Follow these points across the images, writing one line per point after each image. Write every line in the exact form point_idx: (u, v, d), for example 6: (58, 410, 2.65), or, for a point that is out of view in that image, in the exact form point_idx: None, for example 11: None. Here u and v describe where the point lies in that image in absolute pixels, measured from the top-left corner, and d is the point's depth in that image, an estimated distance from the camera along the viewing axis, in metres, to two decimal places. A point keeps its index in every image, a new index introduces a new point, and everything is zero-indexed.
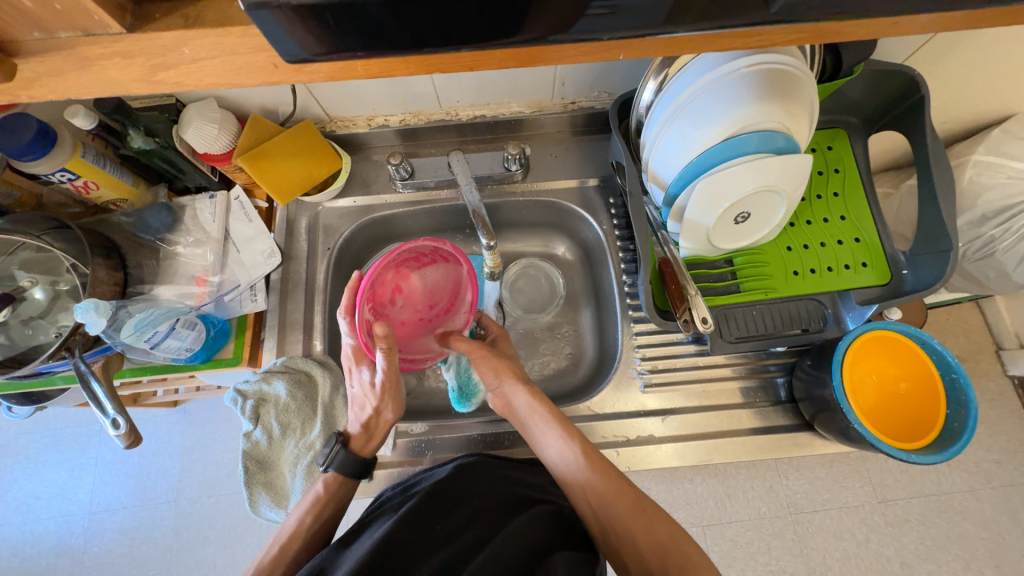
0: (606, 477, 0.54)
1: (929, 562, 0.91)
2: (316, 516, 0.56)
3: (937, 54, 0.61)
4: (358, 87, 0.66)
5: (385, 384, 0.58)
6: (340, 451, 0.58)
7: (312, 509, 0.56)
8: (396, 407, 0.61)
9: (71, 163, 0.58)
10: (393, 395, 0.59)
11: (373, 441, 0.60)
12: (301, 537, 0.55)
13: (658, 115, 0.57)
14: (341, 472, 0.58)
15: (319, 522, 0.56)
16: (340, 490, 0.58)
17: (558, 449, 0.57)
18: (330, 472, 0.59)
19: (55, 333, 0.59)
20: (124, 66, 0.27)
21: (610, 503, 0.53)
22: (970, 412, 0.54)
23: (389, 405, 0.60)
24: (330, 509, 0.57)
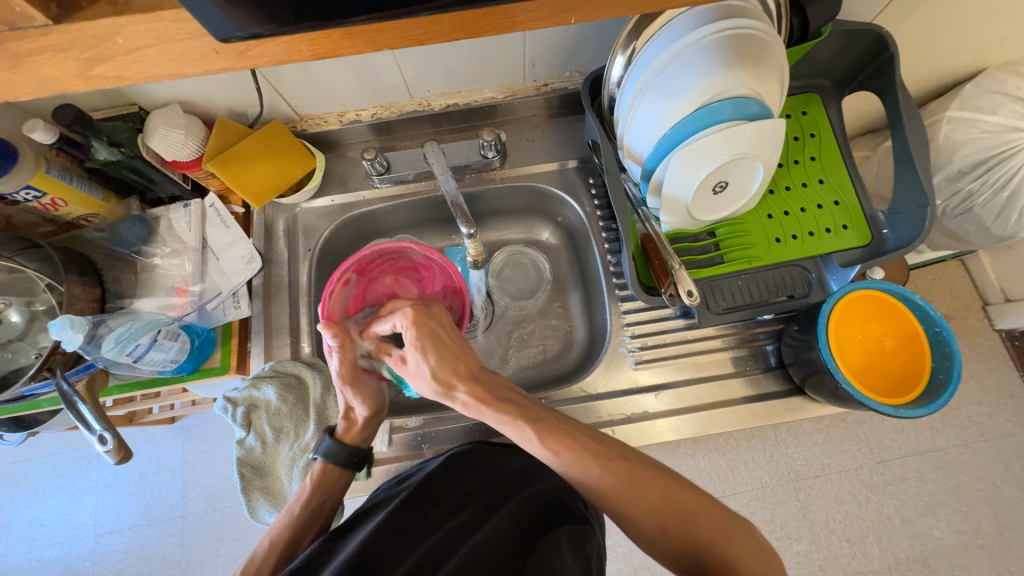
0: (569, 439, 0.50)
1: (929, 517, 0.93)
2: (304, 506, 0.55)
3: (905, 10, 0.61)
4: (324, 83, 0.65)
5: (348, 372, 0.58)
6: (326, 440, 0.57)
7: (301, 499, 0.55)
8: (370, 400, 0.59)
9: (35, 180, 0.57)
10: (355, 389, 0.58)
11: (355, 428, 0.59)
12: (289, 528, 0.54)
13: (630, 89, 0.56)
14: (329, 460, 0.57)
15: (307, 513, 0.55)
16: (333, 480, 0.57)
17: (508, 427, 0.51)
18: (320, 461, 0.57)
19: (35, 355, 0.58)
20: (56, 61, 0.26)
21: (581, 463, 0.48)
22: (955, 362, 0.55)
23: (358, 398, 0.58)
24: (317, 497, 0.56)
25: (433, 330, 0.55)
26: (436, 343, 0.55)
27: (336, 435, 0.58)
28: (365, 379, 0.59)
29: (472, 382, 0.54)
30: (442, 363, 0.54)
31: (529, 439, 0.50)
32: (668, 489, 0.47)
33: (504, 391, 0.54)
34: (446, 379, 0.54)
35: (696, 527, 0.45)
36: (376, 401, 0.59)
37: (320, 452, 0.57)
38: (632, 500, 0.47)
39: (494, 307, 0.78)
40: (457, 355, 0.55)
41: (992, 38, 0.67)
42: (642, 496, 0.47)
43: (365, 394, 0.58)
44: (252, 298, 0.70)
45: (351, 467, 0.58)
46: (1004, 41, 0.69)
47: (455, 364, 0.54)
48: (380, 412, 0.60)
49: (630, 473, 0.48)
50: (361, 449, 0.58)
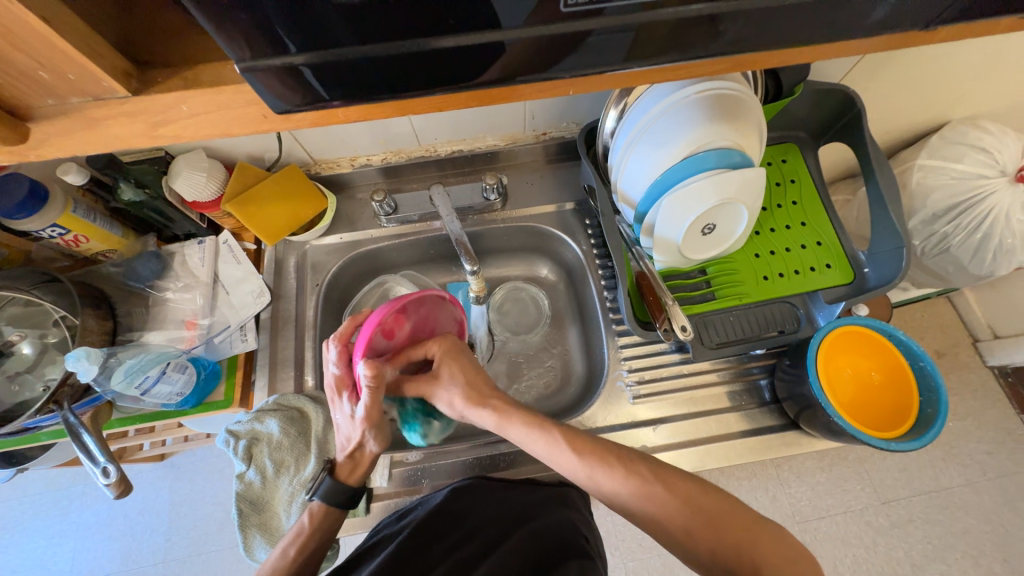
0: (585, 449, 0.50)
1: (938, 562, 0.91)
2: (299, 549, 0.53)
3: (869, 73, 0.67)
4: (340, 131, 0.70)
5: (369, 416, 0.55)
6: (327, 479, 0.56)
7: (298, 540, 0.54)
8: (383, 440, 0.57)
9: (62, 218, 0.60)
10: (379, 431, 0.56)
11: (359, 470, 0.58)
12: (283, 569, 0.52)
13: (622, 139, 0.61)
14: (326, 502, 0.55)
15: (302, 556, 0.53)
16: (329, 521, 0.56)
17: (536, 446, 0.52)
18: (316, 501, 0.56)
19: (42, 388, 0.59)
20: (127, 123, 0.29)
21: (600, 478, 0.48)
22: (941, 397, 0.57)
23: (374, 438, 0.56)
24: (314, 541, 0.54)
25: (463, 360, 0.60)
26: (471, 370, 0.59)
27: (336, 475, 0.57)
28: (387, 421, 0.57)
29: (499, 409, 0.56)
30: (477, 387, 0.58)
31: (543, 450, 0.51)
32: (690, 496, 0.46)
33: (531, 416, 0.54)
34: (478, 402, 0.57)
35: (726, 534, 0.43)
36: (387, 443, 0.58)
37: (317, 493, 0.56)
38: (655, 508, 0.46)
39: (495, 341, 0.80)
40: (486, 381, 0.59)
41: (951, 97, 0.74)
42: (666, 505, 0.45)
43: (382, 434, 0.57)
44: (259, 331, 0.72)
45: (349, 507, 0.56)
46: (963, 99, 0.75)
47: (481, 386, 0.58)
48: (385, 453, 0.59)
49: (653, 480, 0.47)
50: (361, 491, 0.57)
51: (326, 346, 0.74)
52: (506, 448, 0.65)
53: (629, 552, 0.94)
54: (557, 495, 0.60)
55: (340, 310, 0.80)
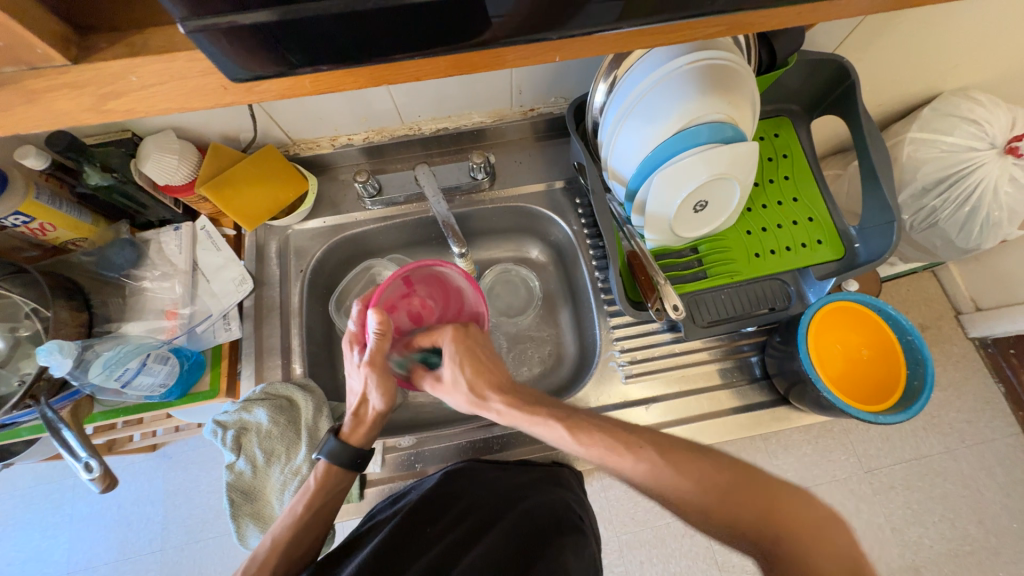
0: (601, 434, 0.50)
1: (918, 526, 0.94)
2: (307, 507, 0.53)
3: (864, 42, 0.65)
4: (319, 109, 0.67)
5: (374, 363, 0.55)
6: (330, 440, 0.55)
7: (305, 499, 0.53)
8: (384, 396, 0.56)
9: (25, 206, 0.57)
10: (380, 381, 0.55)
11: (362, 427, 0.57)
12: (291, 529, 0.51)
13: (612, 114, 0.59)
14: (332, 461, 0.54)
15: (310, 514, 0.52)
16: (336, 481, 0.55)
17: (544, 429, 0.53)
18: (322, 461, 0.55)
19: (17, 382, 0.57)
20: (72, 97, 0.27)
21: (614, 459, 0.48)
22: (928, 369, 0.58)
23: (376, 390, 0.56)
24: (320, 499, 0.53)
25: (470, 346, 0.61)
26: (476, 356, 0.60)
27: (340, 435, 0.56)
28: (390, 371, 0.56)
29: (503, 389, 0.57)
30: (477, 372, 0.58)
31: (557, 435, 0.51)
32: (699, 474, 0.45)
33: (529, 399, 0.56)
34: (481, 389, 0.58)
35: (740, 511, 0.42)
36: (389, 400, 0.56)
37: (322, 452, 0.55)
38: (670, 489, 0.45)
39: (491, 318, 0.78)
40: (490, 372, 0.59)
41: (944, 66, 0.73)
42: (678, 484, 0.45)
43: (384, 388, 0.56)
44: (243, 320, 0.70)
45: (354, 469, 0.55)
46: (955, 70, 0.74)
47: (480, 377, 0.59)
48: (388, 412, 0.58)
49: (665, 461, 0.46)
50: (365, 451, 0.56)
51: (313, 333, 0.73)
52: (499, 430, 0.65)
53: (621, 526, 0.96)
54: (550, 474, 0.60)
55: (326, 296, 0.78)
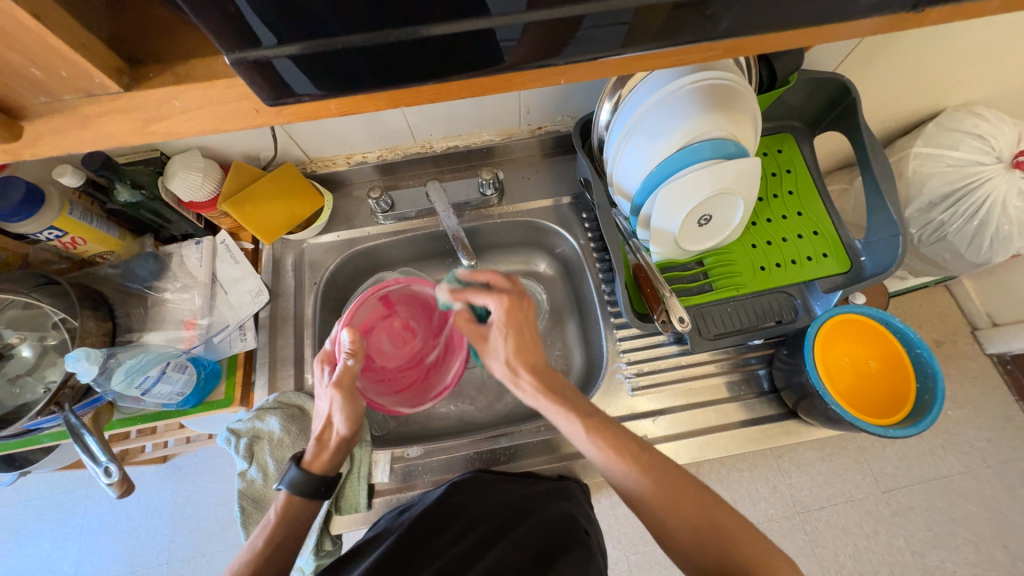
0: (607, 442, 0.48)
1: (940, 549, 0.91)
2: (267, 542, 0.51)
3: (864, 62, 0.67)
4: (336, 129, 0.70)
5: (344, 383, 0.54)
6: (292, 469, 0.54)
7: (265, 533, 0.52)
8: (348, 421, 0.54)
9: (59, 220, 0.60)
10: (345, 403, 0.54)
11: (324, 454, 0.55)
12: (249, 563, 0.50)
13: (617, 131, 0.61)
14: (293, 491, 0.53)
15: (271, 548, 0.51)
16: (299, 510, 0.54)
17: (565, 419, 0.51)
18: (284, 492, 0.54)
19: (43, 389, 0.59)
20: (120, 120, 0.30)
21: (619, 468, 0.48)
22: (937, 383, 0.57)
23: (340, 414, 0.54)
24: (282, 533, 0.52)
25: (521, 319, 0.55)
26: (529, 333, 0.55)
27: (302, 464, 0.55)
28: (357, 394, 0.55)
29: (537, 369, 0.53)
30: (521, 349, 0.54)
31: (579, 431, 0.50)
32: (704, 509, 0.45)
33: (564, 386, 0.53)
34: (517, 363, 0.53)
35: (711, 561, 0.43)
36: (354, 425, 0.54)
37: (284, 483, 0.54)
38: (672, 516, 0.45)
39: None
40: (533, 346, 0.55)
41: (946, 83, 0.74)
42: (680, 514, 0.45)
43: (351, 411, 0.54)
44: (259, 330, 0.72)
45: (318, 497, 0.54)
46: (956, 86, 0.75)
47: (528, 350, 0.54)
48: (353, 438, 0.56)
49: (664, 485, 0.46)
50: (329, 478, 0.55)
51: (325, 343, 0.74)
52: (505, 441, 0.66)
53: (631, 545, 0.94)
54: (557, 487, 0.60)
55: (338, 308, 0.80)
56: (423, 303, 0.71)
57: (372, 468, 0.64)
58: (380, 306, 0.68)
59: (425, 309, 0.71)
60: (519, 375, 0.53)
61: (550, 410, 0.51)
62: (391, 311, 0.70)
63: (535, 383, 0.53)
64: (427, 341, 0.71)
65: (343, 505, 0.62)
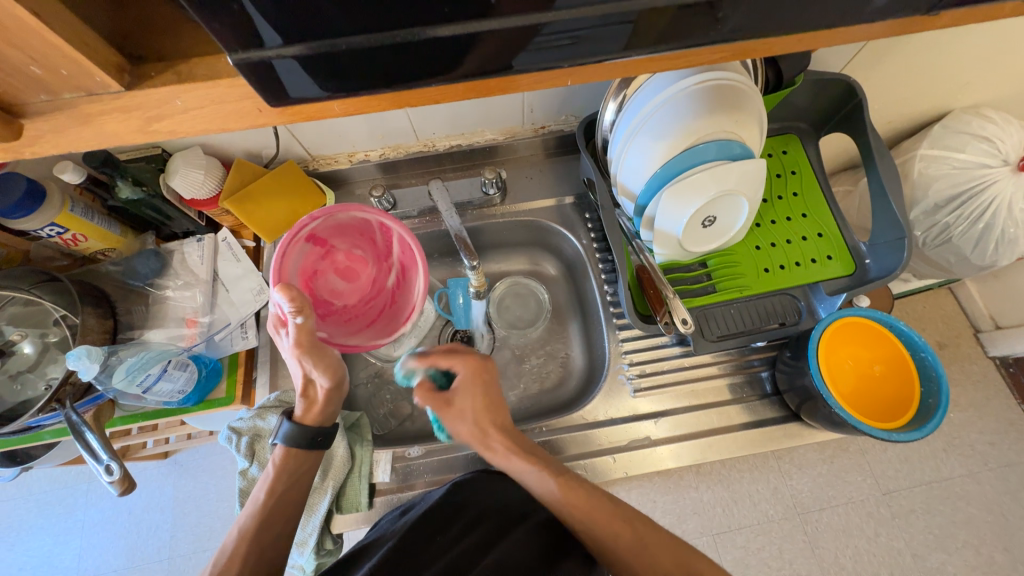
0: (578, 502, 0.49)
1: (940, 552, 0.91)
2: (269, 493, 0.52)
3: (871, 62, 0.66)
4: (338, 127, 0.69)
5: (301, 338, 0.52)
6: (285, 423, 0.54)
7: (265, 486, 0.52)
8: (326, 372, 0.53)
9: (60, 217, 0.60)
10: (314, 358, 0.52)
11: (315, 407, 0.55)
12: (255, 516, 0.51)
13: (622, 131, 0.60)
14: (289, 445, 0.53)
15: (273, 499, 0.52)
16: (299, 463, 0.54)
17: (534, 474, 0.52)
18: (280, 446, 0.54)
19: (44, 386, 0.59)
20: (122, 119, 0.29)
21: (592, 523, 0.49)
22: (942, 386, 0.57)
23: (315, 367, 0.52)
24: (284, 484, 0.53)
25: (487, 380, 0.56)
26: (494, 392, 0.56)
27: (295, 418, 0.55)
28: (324, 346, 0.53)
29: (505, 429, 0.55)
30: (486, 407, 0.55)
31: (548, 488, 0.50)
32: (684, 563, 0.46)
33: (530, 445, 0.54)
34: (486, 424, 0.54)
35: None
36: (334, 374, 0.53)
37: (279, 438, 0.54)
38: (649, 566, 0.46)
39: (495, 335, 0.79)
40: (498, 407, 0.56)
41: (954, 85, 0.73)
42: (656, 561, 0.46)
43: (327, 360, 0.53)
44: (260, 328, 0.72)
45: (315, 448, 0.55)
46: (964, 88, 0.75)
47: (495, 411, 0.55)
48: (340, 386, 0.55)
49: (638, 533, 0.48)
50: (323, 428, 0.55)
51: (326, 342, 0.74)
52: None
53: None
54: None
55: None
56: (358, 226, 0.63)
57: (372, 467, 0.64)
58: (314, 248, 0.61)
59: (363, 233, 0.64)
60: (489, 436, 0.54)
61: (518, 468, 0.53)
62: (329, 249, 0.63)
63: (504, 443, 0.54)
64: (381, 265, 0.65)
65: (344, 504, 0.62)
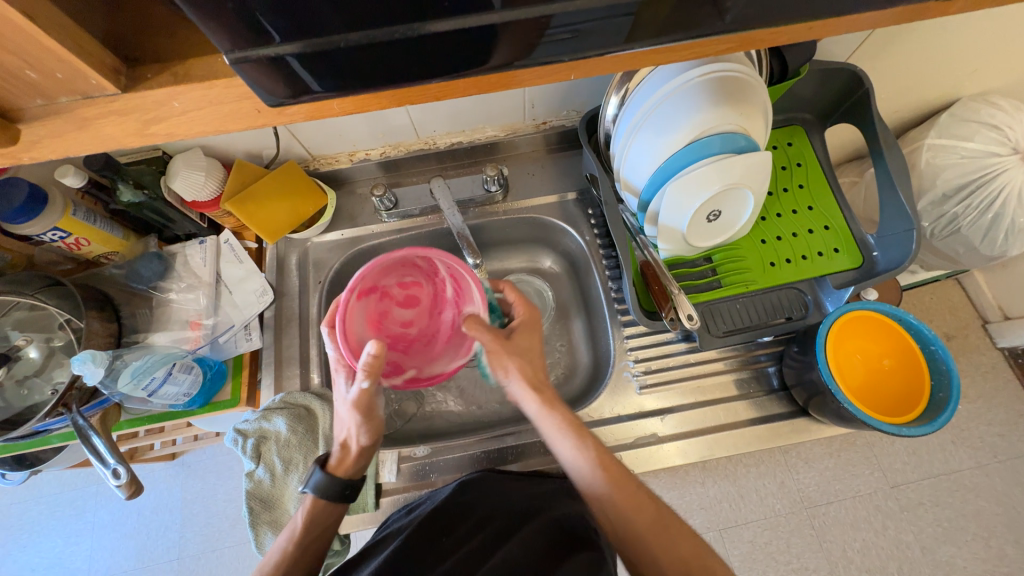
0: (611, 474, 0.49)
1: (949, 545, 0.91)
2: (294, 543, 0.51)
3: (878, 51, 0.65)
4: (338, 126, 0.69)
5: (362, 401, 0.51)
6: (317, 472, 0.53)
7: (293, 536, 0.51)
8: (372, 433, 0.54)
9: (62, 222, 0.60)
10: (364, 421, 0.52)
11: (350, 459, 0.54)
12: (277, 565, 0.50)
13: (624, 125, 0.60)
14: (321, 496, 0.52)
15: (298, 550, 0.51)
16: (326, 513, 0.53)
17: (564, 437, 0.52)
18: (310, 495, 0.54)
19: (50, 391, 0.59)
20: (119, 122, 0.29)
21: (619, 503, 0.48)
22: (954, 380, 0.56)
23: (363, 428, 0.53)
24: (310, 538, 0.52)
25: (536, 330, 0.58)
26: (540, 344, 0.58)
27: (327, 467, 0.54)
28: (377, 411, 0.54)
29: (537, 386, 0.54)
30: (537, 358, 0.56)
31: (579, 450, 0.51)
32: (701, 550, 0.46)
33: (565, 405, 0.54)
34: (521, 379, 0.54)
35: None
36: (377, 435, 0.55)
37: (310, 486, 0.53)
38: (668, 550, 0.46)
39: None
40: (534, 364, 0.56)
41: (962, 72, 0.72)
42: (676, 548, 0.46)
43: (371, 425, 0.54)
44: (263, 330, 0.72)
45: (343, 500, 0.54)
46: (972, 75, 0.73)
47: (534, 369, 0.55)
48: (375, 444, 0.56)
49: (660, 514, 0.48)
50: (352, 481, 0.54)
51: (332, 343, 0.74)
52: (512, 440, 0.65)
53: None
54: (565, 486, 0.60)
55: None
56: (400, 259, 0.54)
57: (379, 468, 0.63)
58: (370, 300, 0.53)
59: (405, 262, 0.54)
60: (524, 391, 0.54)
61: (550, 427, 0.53)
62: (382, 289, 0.54)
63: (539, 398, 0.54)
64: (435, 280, 0.56)
65: (350, 504, 0.62)
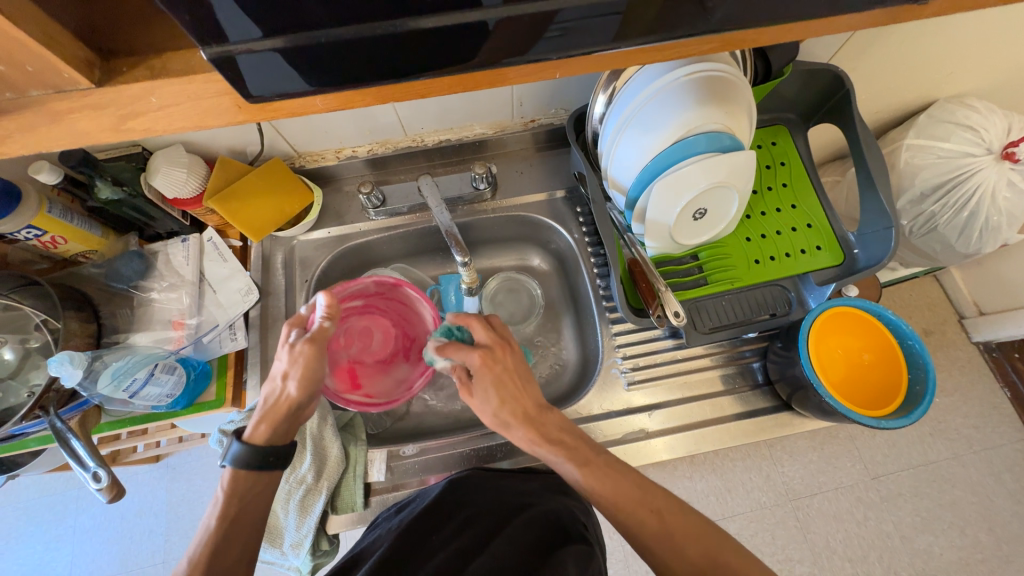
0: (612, 486, 0.48)
1: (927, 533, 0.93)
2: (221, 518, 0.49)
3: (859, 52, 0.66)
4: (324, 123, 0.68)
5: (309, 350, 0.50)
6: (235, 444, 0.50)
7: (219, 509, 0.49)
8: (303, 385, 0.50)
9: (37, 219, 0.58)
10: (309, 363, 0.50)
11: (268, 423, 0.51)
12: (207, 543, 0.48)
13: (612, 124, 0.60)
14: (238, 466, 0.49)
15: (227, 524, 0.48)
16: (249, 484, 0.50)
17: (564, 464, 0.50)
18: (229, 468, 0.50)
19: (27, 394, 0.58)
20: (93, 117, 0.28)
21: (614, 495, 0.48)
22: (929, 374, 0.58)
23: (297, 375, 0.50)
24: (236, 507, 0.49)
25: (499, 373, 0.52)
26: (512, 381, 0.52)
27: (245, 438, 0.51)
28: (324, 358, 0.52)
29: (529, 420, 0.51)
30: (507, 400, 0.52)
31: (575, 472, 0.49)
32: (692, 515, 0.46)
33: (559, 431, 0.52)
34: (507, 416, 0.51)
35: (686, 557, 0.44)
36: (308, 390, 0.51)
37: (229, 460, 0.50)
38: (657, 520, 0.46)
39: None
40: (521, 395, 0.52)
41: (939, 75, 0.74)
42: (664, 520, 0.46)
43: (309, 372, 0.50)
44: (249, 329, 0.71)
45: (266, 469, 0.50)
46: (949, 77, 0.75)
47: (519, 404, 0.52)
48: (309, 399, 0.52)
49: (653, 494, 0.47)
50: (275, 447, 0.51)
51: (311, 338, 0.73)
52: (502, 438, 0.65)
53: None
54: (554, 482, 0.60)
55: None
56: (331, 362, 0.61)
57: (367, 467, 0.63)
58: (367, 378, 0.63)
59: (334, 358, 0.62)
60: (510, 426, 0.52)
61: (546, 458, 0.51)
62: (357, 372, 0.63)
63: (529, 433, 0.51)
64: (352, 315, 0.65)
65: (339, 504, 0.62)
